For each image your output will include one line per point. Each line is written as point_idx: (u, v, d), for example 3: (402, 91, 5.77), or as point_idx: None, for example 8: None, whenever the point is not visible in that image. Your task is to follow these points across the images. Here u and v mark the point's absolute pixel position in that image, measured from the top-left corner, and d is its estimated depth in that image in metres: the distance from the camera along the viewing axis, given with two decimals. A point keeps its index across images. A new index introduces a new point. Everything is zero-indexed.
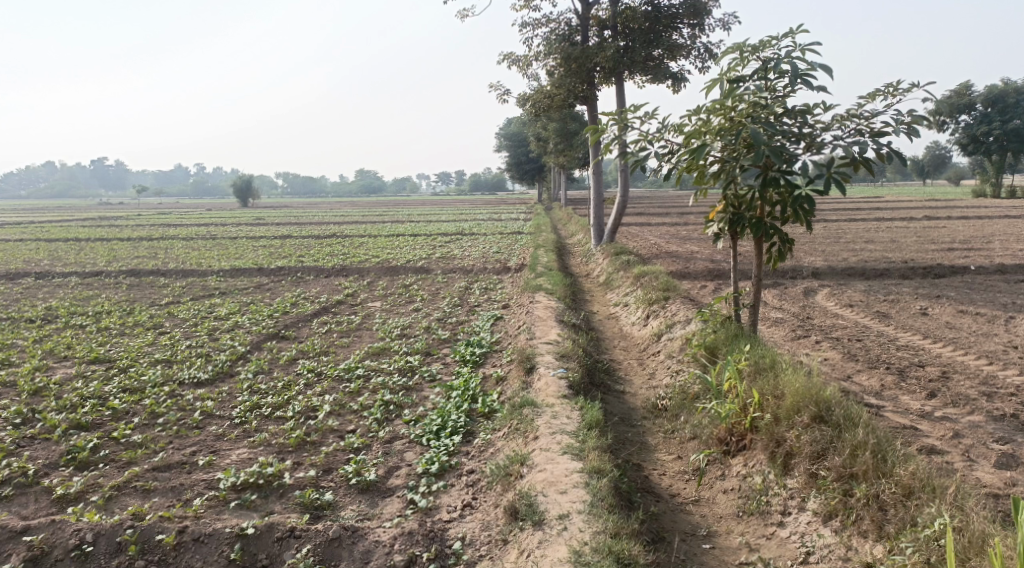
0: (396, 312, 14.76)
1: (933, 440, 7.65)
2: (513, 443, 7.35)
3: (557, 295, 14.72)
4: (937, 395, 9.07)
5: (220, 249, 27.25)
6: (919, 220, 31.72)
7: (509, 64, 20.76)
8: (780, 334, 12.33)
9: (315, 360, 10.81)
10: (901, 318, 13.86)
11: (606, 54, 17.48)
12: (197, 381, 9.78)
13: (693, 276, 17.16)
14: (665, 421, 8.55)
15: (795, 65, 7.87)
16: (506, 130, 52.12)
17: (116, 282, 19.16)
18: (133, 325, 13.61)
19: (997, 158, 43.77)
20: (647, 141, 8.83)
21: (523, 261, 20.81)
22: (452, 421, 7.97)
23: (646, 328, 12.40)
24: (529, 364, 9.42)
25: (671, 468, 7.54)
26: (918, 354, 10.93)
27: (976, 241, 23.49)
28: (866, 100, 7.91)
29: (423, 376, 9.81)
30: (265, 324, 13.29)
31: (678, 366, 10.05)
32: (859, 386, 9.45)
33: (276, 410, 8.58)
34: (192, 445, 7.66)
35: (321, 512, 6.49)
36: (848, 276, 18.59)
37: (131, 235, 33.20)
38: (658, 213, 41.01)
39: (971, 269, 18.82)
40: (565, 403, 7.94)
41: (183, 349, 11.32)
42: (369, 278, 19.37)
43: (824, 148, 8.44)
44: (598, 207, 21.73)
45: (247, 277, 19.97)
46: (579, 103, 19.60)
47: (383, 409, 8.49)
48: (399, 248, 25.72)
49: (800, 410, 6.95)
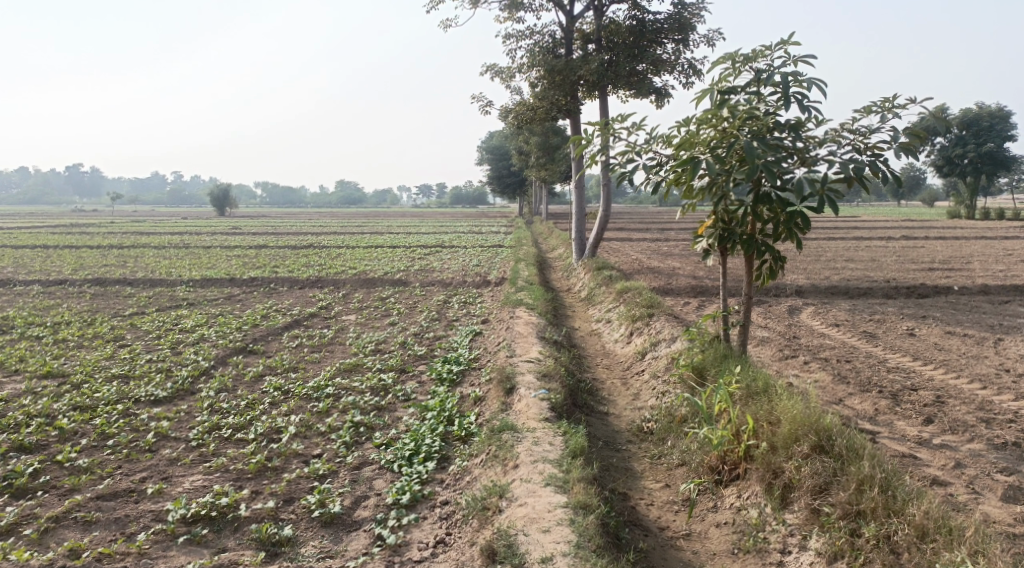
0: (371, 325, 14.24)
1: (933, 470, 7.24)
2: (491, 471, 6.82)
3: (538, 310, 14.26)
4: (934, 421, 8.68)
5: (192, 258, 26.60)
6: (897, 239, 31.69)
7: (491, 76, 20.39)
8: (767, 354, 11.93)
9: (283, 377, 10.29)
10: (888, 338, 13.52)
11: (590, 67, 17.10)
12: (153, 399, 9.24)
13: (676, 292, 16.78)
14: (652, 446, 8.10)
15: (789, 77, 7.49)
16: (488, 143, 51.82)
17: (79, 291, 18.50)
18: (92, 336, 13.03)
19: (972, 180, 43.94)
20: (634, 153, 8.41)
21: (504, 275, 20.35)
22: (426, 445, 7.46)
23: (629, 346, 11.98)
24: (509, 384, 8.92)
25: (659, 497, 7.08)
26: (910, 377, 10.56)
27: (956, 262, 23.33)
28: (861, 114, 7.55)
29: (396, 396, 9.29)
30: (232, 337, 12.75)
31: (665, 387, 9.59)
32: (852, 410, 9.05)
33: (236, 432, 8.05)
34: (142, 471, 7.10)
35: (279, 549, 5.95)
36: (832, 295, 18.28)
37: (100, 243, 32.40)
38: (640, 228, 40.76)
39: (954, 290, 18.56)
40: (547, 428, 7.43)
41: (142, 364, 10.77)
42: (345, 290, 18.83)
43: (817, 164, 8.07)
44: (580, 221, 21.31)
45: (218, 287, 19.39)
46: (562, 116, 19.21)
47: (352, 432, 7.99)
48: (378, 260, 25.22)
49: (799, 439, 6.51)
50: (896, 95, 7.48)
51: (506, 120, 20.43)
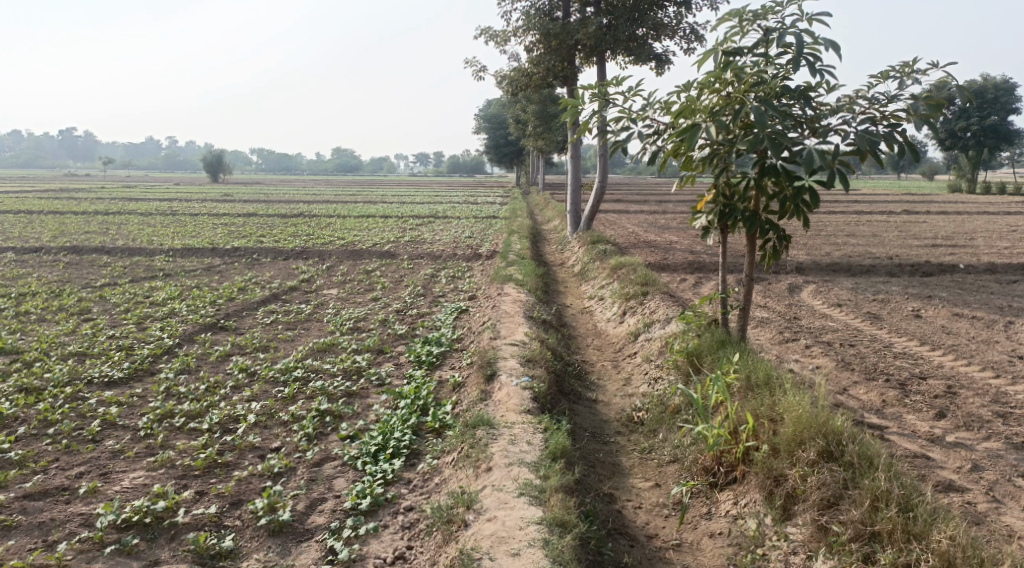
0: (352, 301, 13.55)
1: (948, 473, 6.68)
2: (462, 474, 6.22)
3: (528, 286, 13.54)
4: (947, 415, 8.05)
5: (177, 225, 25.84)
6: (898, 214, 30.93)
7: (485, 40, 19.54)
8: (766, 338, 11.26)
9: (251, 357, 9.60)
10: (894, 320, 12.83)
11: (588, 31, 16.22)
12: (108, 381, 8.59)
13: (672, 268, 16.11)
14: (642, 439, 7.48)
15: (801, 38, 6.76)
16: (486, 111, 50.92)
17: (53, 260, 17.77)
18: (57, 310, 12.33)
19: (973, 153, 43.07)
20: (629, 120, 7.68)
21: (495, 247, 19.66)
22: (394, 440, 6.83)
23: (621, 326, 11.31)
24: (490, 370, 8.26)
25: (646, 499, 6.48)
26: (918, 364, 9.93)
27: (959, 238, 22.67)
28: (878, 80, 6.86)
29: (370, 380, 8.64)
30: (204, 312, 12.07)
31: (657, 374, 8.96)
32: (859, 401, 8.42)
33: (190, 421, 7.39)
34: (80, 465, 6.45)
35: (217, 563, 5.40)
36: (834, 273, 17.58)
37: (86, 209, 31.56)
38: (637, 200, 39.91)
39: (960, 268, 17.90)
40: (527, 424, 6.80)
41: (103, 340, 10.08)
42: (330, 262, 18.13)
43: (829, 136, 7.35)
44: (576, 192, 20.53)
45: (199, 257, 18.67)
46: (559, 83, 18.36)
47: (317, 421, 7.37)
48: (368, 230, 24.52)
49: (805, 444, 5.89)
50: (916, 60, 6.80)
51: (501, 86, 19.59)
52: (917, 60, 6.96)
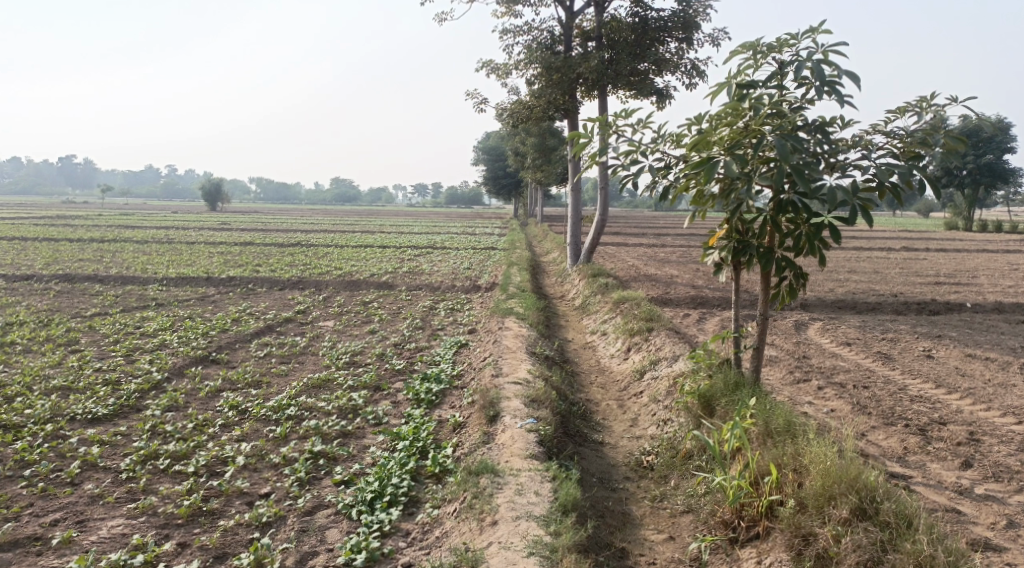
0: (349, 334, 13.13)
1: (982, 530, 6.34)
2: (465, 528, 5.90)
3: (529, 320, 13.15)
4: (973, 464, 7.65)
5: (171, 254, 25.46)
6: (898, 250, 30.66)
7: (486, 72, 19.35)
8: (776, 378, 10.88)
9: (242, 393, 9.18)
10: (905, 361, 12.44)
11: (590, 65, 16.02)
12: (91, 418, 8.17)
13: (675, 304, 15.75)
14: (653, 485, 7.08)
15: (817, 70, 6.47)
16: (485, 143, 50.85)
17: (44, 288, 17.36)
18: (43, 340, 11.91)
19: (970, 191, 42.99)
20: (639, 153, 7.36)
21: (494, 279, 19.31)
22: (392, 486, 6.45)
23: (626, 363, 10.92)
24: (493, 411, 7.85)
25: (660, 554, 6.08)
26: (936, 408, 9.54)
27: (962, 276, 22.39)
28: (897, 114, 6.60)
29: (366, 420, 8.22)
30: (195, 344, 11.64)
31: (666, 415, 8.55)
32: (879, 448, 8.02)
33: (175, 463, 6.98)
34: (55, 511, 6.21)
35: None
36: (839, 310, 17.21)
37: (81, 236, 31.14)
38: (636, 233, 39.67)
39: (967, 307, 17.55)
40: (533, 472, 6.44)
41: (88, 373, 9.66)
42: (326, 293, 17.75)
43: (847, 171, 7.04)
44: (576, 224, 20.19)
45: (192, 287, 18.27)
46: (560, 116, 18.14)
47: (310, 464, 6.97)
48: (366, 260, 24.18)
49: (835, 499, 5.57)
50: (934, 95, 6.56)
51: (501, 119, 19.37)
52: (935, 95, 6.74)
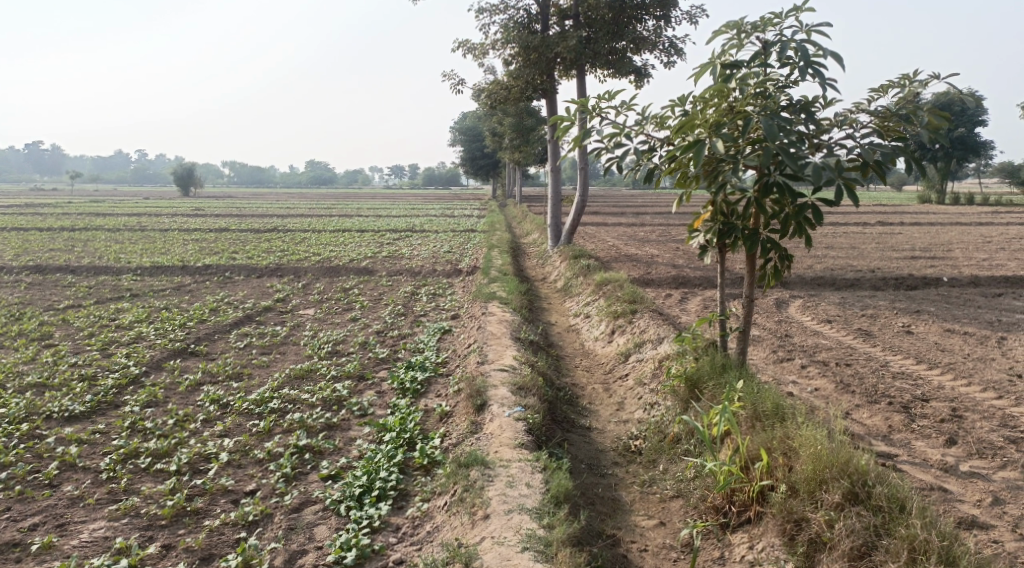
0: (330, 322, 12.98)
1: (969, 508, 6.39)
2: (456, 523, 5.87)
3: (512, 305, 13.08)
4: (958, 441, 7.70)
5: (146, 242, 25.09)
6: (874, 225, 30.83)
7: (462, 53, 19.14)
8: (760, 357, 10.89)
9: (223, 387, 9.04)
10: (886, 337, 12.50)
11: (567, 45, 15.84)
12: (68, 416, 8.02)
13: (657, 284, 15.74)
14: (642, 470, 7.06)
15: (801, 49, 6.39)
16: (461, 124, 50.51)
17: (15, 281, 17.03)
18: (17, 336, 11.67)
19: (943, 164, 43.40)
20: (623, 136, 7.26)
21: (475, 263, 19.20)
22: (380, 480, 6.39)
23: (611, 346, 10.88)
24: (480, 400, 7.78)
25: (652, 540, 6.07)
26: (918, 384, 9.59)
27: (937, 250, 22.56)
28: (880, 92, 6.55)
29: (351, 411, 8.12)
30: (173, 336, 11.46)
31: (653, 399, 8.52)
32: (864, 426, 8.05)
33: (158, 461, 6.87)
34: (35, 515, 6.10)
35: None
36: (819, 287, 17.27)
37: (52, 225, 30.59)
38: (614, 212, 39.61)
39: (944, 281, 17.68)
40: (523, 464, 6.40)
41: (64, 369, 9.47)
42: (305, 280, 17.55)
43: (831, 151, 6.98)
44: (556, 205, 20.09)
45: (168, 276, 18.00)
46: (537, 97, 17.98)
47: (296, 458, 6.89)
48: (344, 245, 23.96)
49: (827, 485, 5.59)
50: (916, 72, 6.54)
51: (478, 100, 19.17)
52: (915, 72, 6.73)
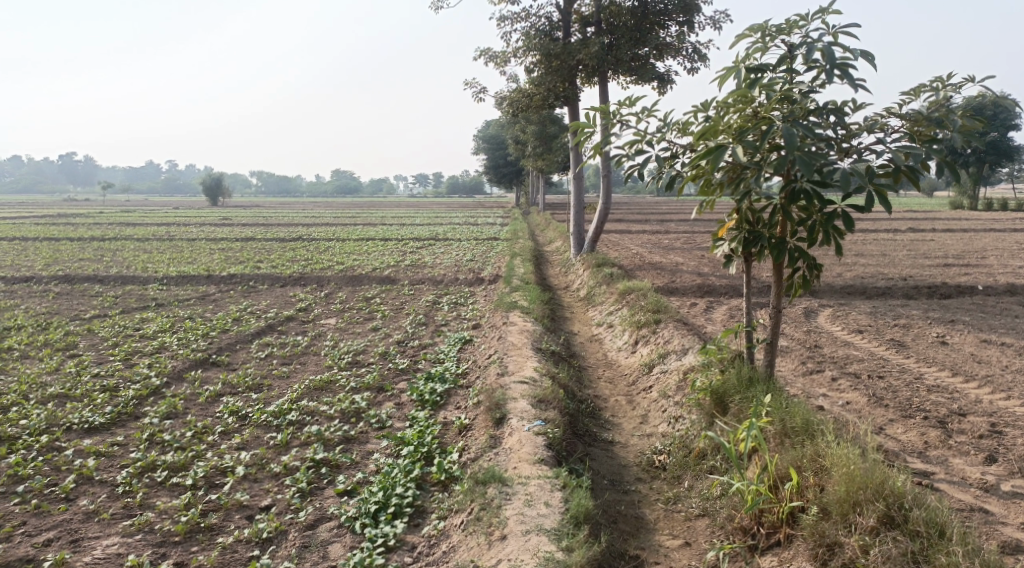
0: (352, 331, 12.87)
1: (1012, 532, 6.10)
2: (473, 543, 5.70)
3: (534, 314, 12.89)
4: (998, 459, 7.39)
5: (172, 251, 25.24)
6: (905, 231, 30.25)
7: (485, 61, 19.02)
8: (788, 369, 10.60)
9: (243, 398, 8.94)
10: (919, 348, 12.14)
11: (590, 51, 15.67)
12: (87, 428, 7.94)
13: (681, 293, 15.48)
14: (666, 486, 6.83)
15: (828, 52, 6.16)
16: (485, 132, 50.53)
17: (43, 290, 17.14)
18: (41, 345, 11.68)
19: (976, 170, 42.59)
20: (644, 143, 7.07)
21: (497, 271, 19.04)
22: (397, 497, 6.24)
23: (634, 357, 10.65)
24: (499, 414, 7.60)
25: (677, 562, 5.86)
26: (954, 397, 9.26)
27: (971, 257, 22.04)
28: (912, 95, 6.31)
29: (370, 423, 7.97)
30: (195, 346, 11.41)
31: (678, 412, 8.28)
32: (898, 442, 7.76)
33: (174, 474, 6.76)
34: (49, 530, 6.01)
35: None
36: (848, 296, 16.90)
37: (83, 234, 30.95)
38: (639, 220, 39.31)
39: (979, 289, 17.22)
40: (543, 481, 6.21)
41: (86, 380, 9.42)
42: (328, 289, 17.49)
43: (861, 156, 6.72)
44: (579, 213, 19.88)
45: (193, 285, 18.03)
46: (560, 104, 17.80)
47: (312, 472, 6.75)
48: (368, 254, 23.94)
49: (861, 507, 5.36)
50: (950, 75, 6.28)
51: (501, 108, 19.03)
52: (949, 75, 6.47)
